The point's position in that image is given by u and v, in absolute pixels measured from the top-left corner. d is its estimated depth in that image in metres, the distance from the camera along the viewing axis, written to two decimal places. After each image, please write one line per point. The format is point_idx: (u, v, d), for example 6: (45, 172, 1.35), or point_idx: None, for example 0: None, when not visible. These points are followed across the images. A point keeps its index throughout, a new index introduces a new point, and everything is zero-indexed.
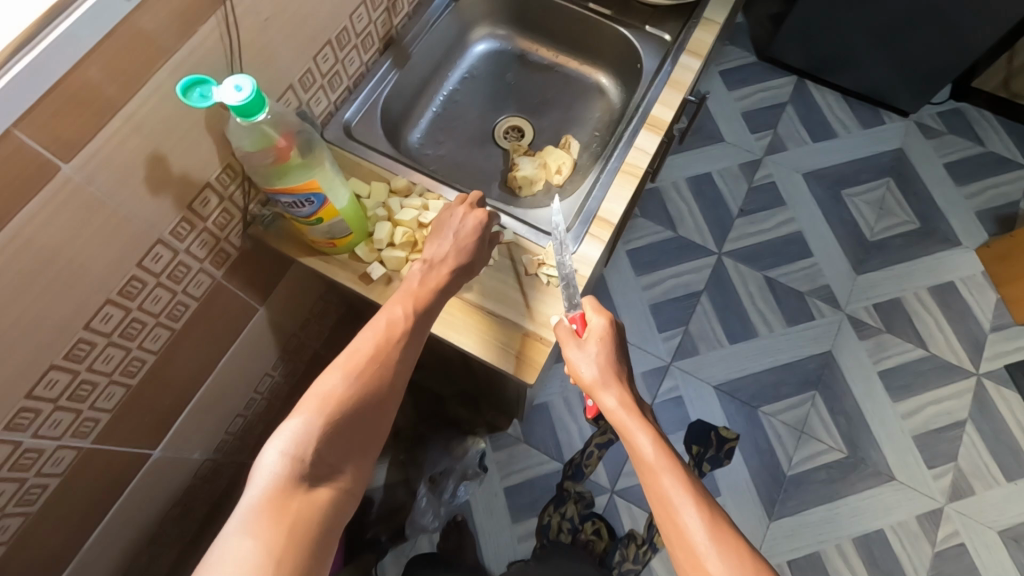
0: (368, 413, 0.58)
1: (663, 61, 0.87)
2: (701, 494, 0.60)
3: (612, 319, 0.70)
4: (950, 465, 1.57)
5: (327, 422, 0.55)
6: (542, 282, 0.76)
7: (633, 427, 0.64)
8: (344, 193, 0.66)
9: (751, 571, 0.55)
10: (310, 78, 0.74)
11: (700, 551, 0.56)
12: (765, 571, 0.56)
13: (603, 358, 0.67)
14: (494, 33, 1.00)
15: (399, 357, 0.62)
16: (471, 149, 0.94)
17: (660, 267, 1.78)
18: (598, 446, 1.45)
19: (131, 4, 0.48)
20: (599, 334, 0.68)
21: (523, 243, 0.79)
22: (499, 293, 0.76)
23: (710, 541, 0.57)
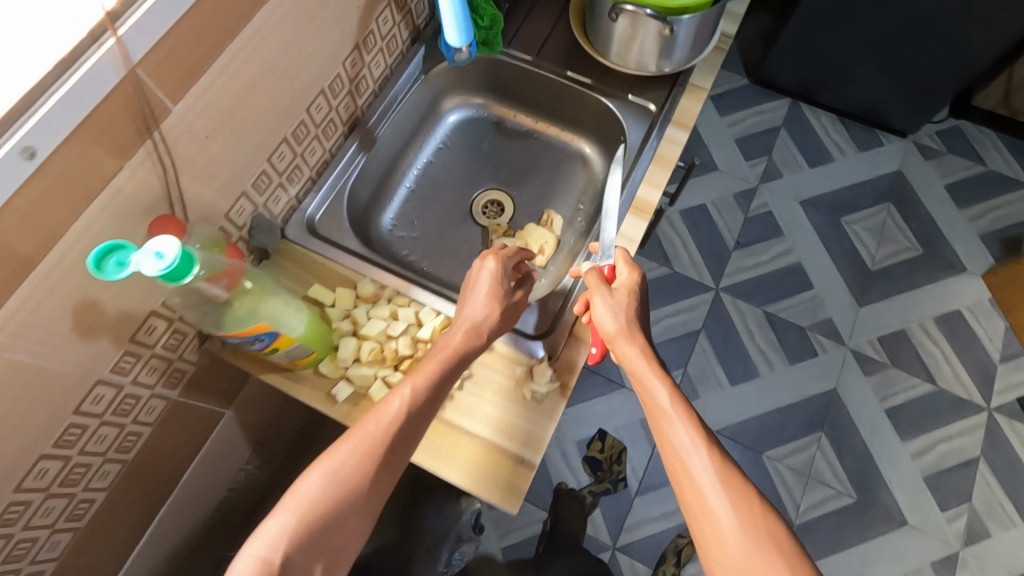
0: (357, 498, 0.56)
1: (648, 133, 0.81)
2: (713, 441, 0.64)
3: (641, 276, 0.73)
4: (964, 507, 1.51)
5: (312, 508, 0.54)
6: (527, 397, 0.72)
7: (652, 378, 0.68)
8: (301, 318, 0.61)
9: (758, 515, 0.57)
10: (265, 179, 0.69)
11: (710, 496, 0.59)
12: (772, 515, 0.58)
13: (622, 311, 0.70)
14: (467, 101, 0.94)
15: (407, 431, 0.60)
16: (447, 228, 0.88)
17: (655, 306, 1.72)
18: (594, 493, 1.50)
19: (37, 162, 0.42)
20: (627, 288, 0.71)
21: (508, 353, 0.74)
22: (474, 406, 0.71)
23: (719, 487, 0.59)
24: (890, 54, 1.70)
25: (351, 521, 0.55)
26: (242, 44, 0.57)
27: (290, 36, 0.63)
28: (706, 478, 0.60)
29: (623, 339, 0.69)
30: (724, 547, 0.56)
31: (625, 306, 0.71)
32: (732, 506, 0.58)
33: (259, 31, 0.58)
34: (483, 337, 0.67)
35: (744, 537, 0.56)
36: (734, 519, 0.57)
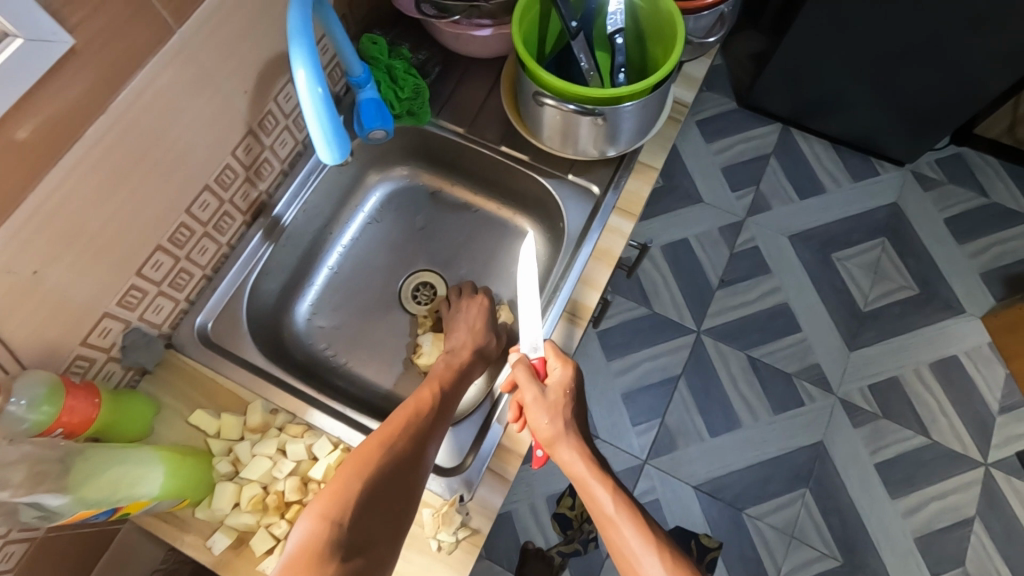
0: (397, 476, 0.62)
1: (590, 220, 0.76)
2: (663, 541, 0.62)
3: (574, 369, 0.70)
4: (957, 571, 1.43)
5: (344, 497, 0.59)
6: (436, 548, 0.68)
7: (595, 480, 0.66)
8: (160, 476, 0.62)
9: None
10: (137, 294, 0.68)
11: None
12: None
13: (559, 407, 0.68)
14: (394, 173, 0.91)
15: (431, 426, 0.68)
16: (376, 314, 0.85)
17: (633, 350, 1.63)
18: (562, 553, 1.43)
19: None
20: (559, 387, 0.68)
21: (423, 494, 0.71)
22: (396, 572, 0.67)
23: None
24: (887, 79, 1.58)
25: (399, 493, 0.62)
26: (72, 166, 0.55)
27: (141, 147, 0.62)
28: None
29: (564, 439, 0.67)
30: None
31: (560, 402, 0.68)
32: None
33: (99, 141, 0.57)
34: (478, 355, 0.77)
35: None
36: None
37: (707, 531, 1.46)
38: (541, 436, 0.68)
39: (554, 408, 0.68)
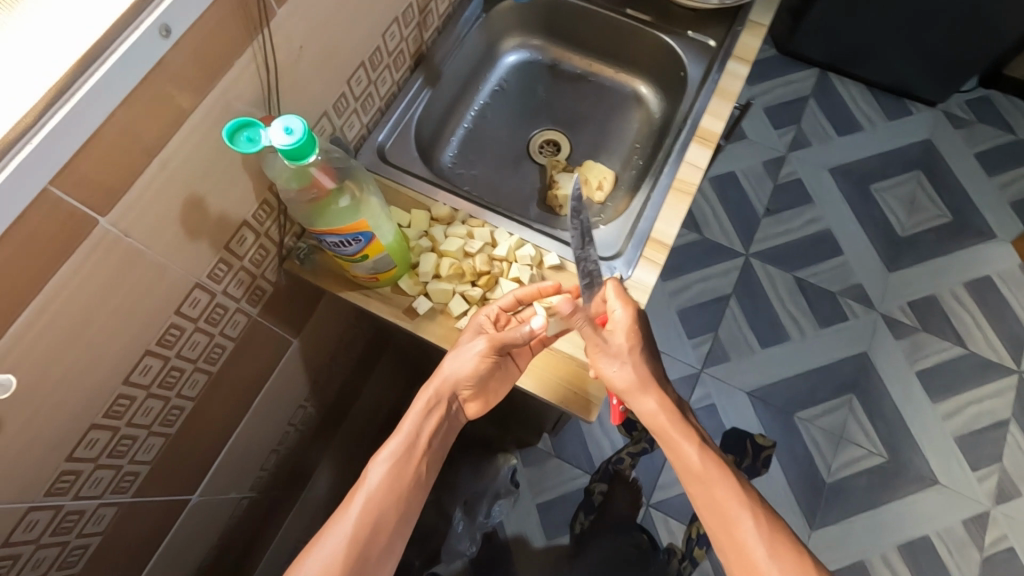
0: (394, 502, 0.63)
1: (709, 69, 0.83)
2: (753, 499, 0.65)
3: (635, 311, 0.66)
4: (994, 467, 1.52)
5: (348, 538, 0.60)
6: None
7: (678, 434, 0.67)
8: (389, 227, 0.62)
9: (805, 573, 0.60)
10: (344, 103, 0.70)
11: (761, 562, 0.61)
12: (818, 572, 0.61)
13: (631, 357, 0.65)
14: (525, 43, 0.96)
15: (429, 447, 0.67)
16: (505, 169, 0.90)
17: (686, 273, 1.72)
18: (632, 455, 1.39)
19: (169, 42, 0.44)
20: (622, 330, 0.64)
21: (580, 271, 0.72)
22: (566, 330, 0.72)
23: (770, 548, 0.61)
24: (920, 23, 1.68)
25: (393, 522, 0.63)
26: None
27: None
28: (757, 546, 0.62)
29: (643, 392, 0.66)
30: None
31: (631, 350, 0.65)
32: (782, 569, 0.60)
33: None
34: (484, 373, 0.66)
35: None
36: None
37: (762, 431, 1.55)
38: (617, 388, 0.66)
39: (632, 358, 0.66)
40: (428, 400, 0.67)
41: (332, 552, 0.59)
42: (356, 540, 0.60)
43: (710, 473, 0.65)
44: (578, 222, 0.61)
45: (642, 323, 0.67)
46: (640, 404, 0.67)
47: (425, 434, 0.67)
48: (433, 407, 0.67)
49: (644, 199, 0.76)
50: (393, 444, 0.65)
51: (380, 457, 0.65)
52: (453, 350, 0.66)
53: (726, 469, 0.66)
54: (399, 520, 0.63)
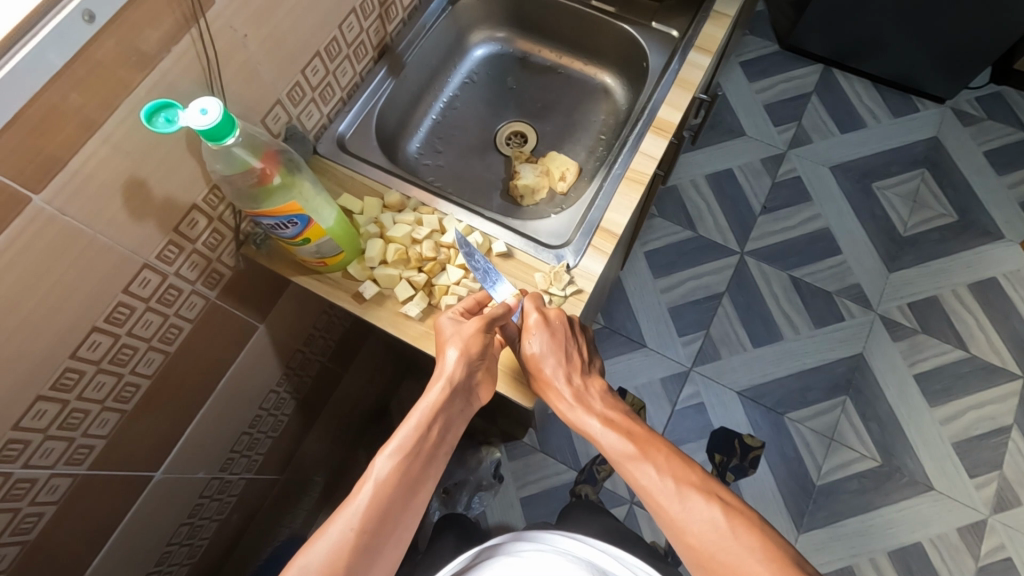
0: (403, 495, 0.59)
1: (670, 58, 0.85)
2: (663, 454, 0.65)
3: (551, 315, 0.68)
4: (994, 474, 1.43)
5: (359, 530, 0.55)
6: (549, 302, 0.72)
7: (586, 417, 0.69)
8: (330, 212, 0.66)
9: (715, 510, 0.60)
10: (300, 92, 0.74)
11: (673, 509, 0.62)
12: (731, 509, 0.61)
13: (548, 348, 0.67)
14: (493, 36, 1.01)
15: (440, 438, 0.63)
16: (472, 158, 0.94)
17: (679, 269, 1.66)
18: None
19: (93, 27, 0.48)
20: (537, 325, 0.67)
21: (521, 258, 0.74)
22: None
23: (674, 493, 0.62)
24: (925, 19, 1.60)
25: (401, 514, 0.58)
26: None
27: None
28: (666, 494, 0.62)
29: (558, 381, 0.68)
30: (699, 550, 0.60)
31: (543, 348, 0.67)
32: (694, 512, 0.61)
33: None
34: (472, 366, 0.65)
35: (713, 535, 0.59)
36: (697, 524, 0.60)
37: (750, 431, 1.49)
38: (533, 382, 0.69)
39: (551, 353, 0.67)
40: (441, 392, 0.63)
41: (339, 541, 0.55)
42: (362, 533, 0.55)
43: (615, 439, 0.67)
44: (476, 260, 0.71)
45: (560, 323, 0.69)
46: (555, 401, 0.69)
47: (435, 424, 0.63)
48: (446, 398, 0.63)
49: (597, 189, 0.77)
50: (403, 433, 0.61)
51: (387, 448, 0.60)
52: (450, 332, 0.66)
53: (631, 433, 0.68)
54: (406, 509, 0.59)
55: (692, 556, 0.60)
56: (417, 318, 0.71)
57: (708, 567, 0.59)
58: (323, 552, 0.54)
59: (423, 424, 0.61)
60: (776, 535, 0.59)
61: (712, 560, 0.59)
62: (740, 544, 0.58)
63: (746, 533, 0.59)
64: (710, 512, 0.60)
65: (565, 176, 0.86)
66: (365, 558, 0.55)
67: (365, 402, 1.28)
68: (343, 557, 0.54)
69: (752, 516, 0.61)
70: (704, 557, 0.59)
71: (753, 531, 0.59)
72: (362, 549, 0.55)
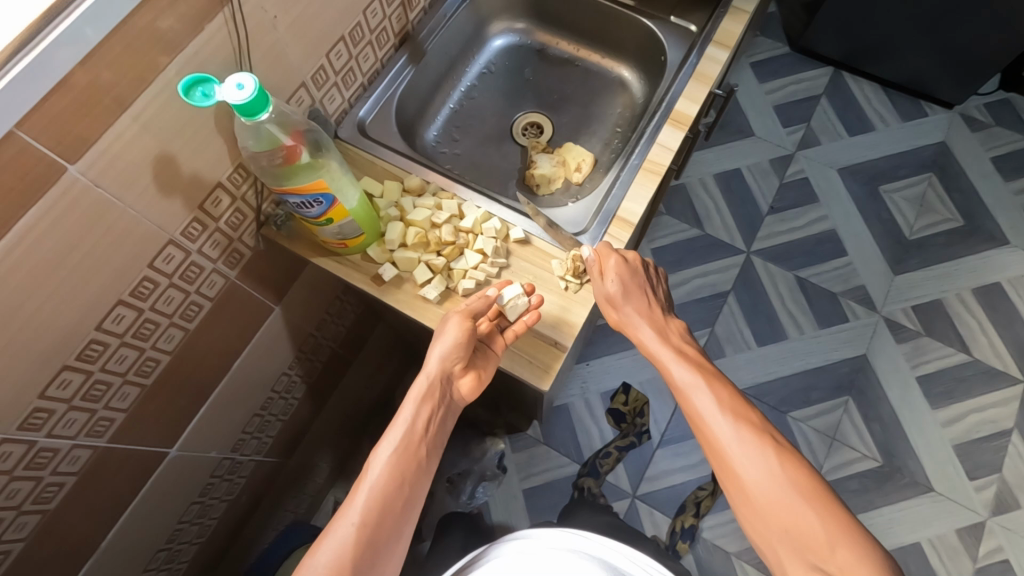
0: (399, 492, 0.61)
1: (689, 53, 0.86)
2: (732, 398, 0.66)
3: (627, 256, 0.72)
4: (994, 477, 1.44)
5: (360, 529, 0.58)
6: (564, 288, 0.73)
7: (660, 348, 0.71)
8: (354, 193, 0.67)
9: (776, 458, 0.61)
10: (323, 75, 0.75)
11: (733, 451, 0.62)
12: (790, 459, 0.61)
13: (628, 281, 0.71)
14: (511, 28, 1.02)
15: (432, 437, 0.66)
16: (488, 147, 0.95)
17: (685, 267, 1.67)
18: (619, 449, 1.41)
19: (132, 2, 0.49)
20: (614, 268, 0.70)
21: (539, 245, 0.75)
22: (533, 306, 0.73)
23: (733, 431, 0.63)
24: (937, 25, 1.61)
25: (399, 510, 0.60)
26: None
27: None
28: (727, 435, 0.63)
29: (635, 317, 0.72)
30: (751, 491, 0.60)
31: (625, 282, 0.71)
32: (753, 454, 0.61)
33: None
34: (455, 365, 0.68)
35: (770, 480, 0.60)
36: (751, 456, 0.61)
37: None
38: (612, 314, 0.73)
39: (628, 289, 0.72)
40: (423, 388, 0.67)
41: (344, 540, 0.57)
42: (363, 530, 0.58)
43: (683, 369, 0.69)
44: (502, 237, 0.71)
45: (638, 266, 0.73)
46: (634, 329, 0.72)
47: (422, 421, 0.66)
48: (428, 394, 0.66)
49: (615, 179, 0.78)
50: (391, 435, 0.64)
51: (379, 450, 0.63)
52: (437, 332, 0.69)
53: (701, 367, 0.69)
54: (407, 506, 0.61)
55: (737, 489, 0.62)
56: (435, 302, 0.72)
57: (752, 502, 0.60)
58: (328, 551, 0.56)
59: (412, 422, 0.65)
60: (828, 487, 0.60)
61: (760, 494, 0.60)
62: (795, 497, 0.58)
63: (799, 476, 0.60)
64: (768, 461, 0.61)
65: (582, 166, 0.87)
66: (370, 554, 0.57)
67: (373, 391, 1.30)
68: (349, 553, 0.56)
69: (812, 472, 0.61)
70: (750, 491, 0.60)
71: (805, 477, 0.60)
72: (364, 543, 0.57)
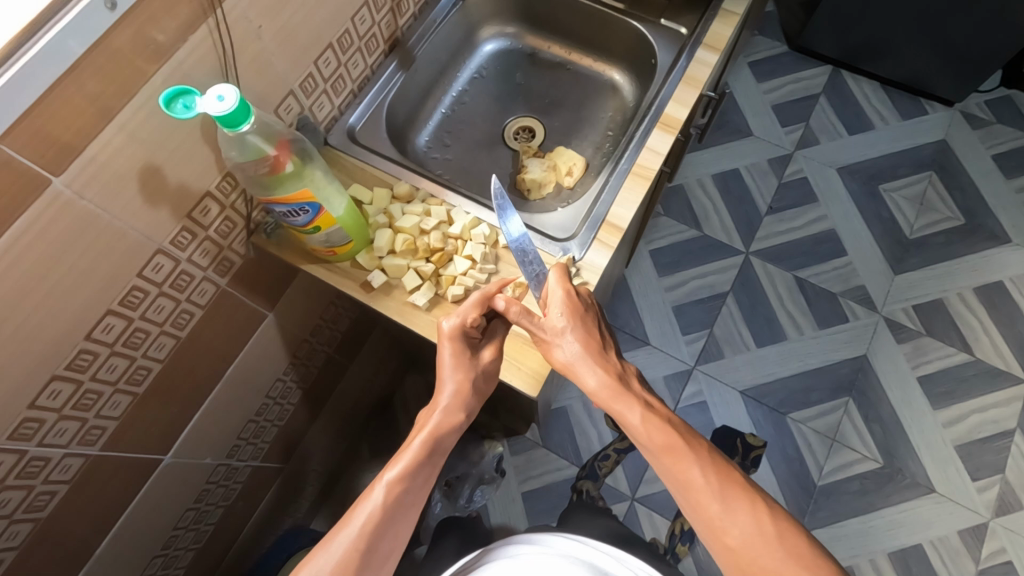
0: (402, 517, 0.61)
1: (679, 55, 0.86)
2: (707, 454, 0.65)
3: (574, 291, 0.69)
4: (996, 478, 1.43)
5: (357, 550, 0.58)
6: None
7: (622, 405, 0.67)
8: (341, 201, 0.67)
9: (762, 515, 0.62)
10: (312, 83, 0.75)
11: (719, 514, 0.62)
12: (775, 513, 0.62)
13: (574, 327, 0.68)
14: (502, 32, 1.02)
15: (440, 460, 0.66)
16: (480, 152, 0.95)
17: (683, 268, 1.67)
18: (617, 450, 1.35)
19: (115, 14, 0.49)
20: (562, 306, 0.68)
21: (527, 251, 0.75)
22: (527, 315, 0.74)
23: (717, 492, 0.63)
24: (935, 22, 1.60)
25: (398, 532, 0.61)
26: None
27: None
28: (713, 498, 0.62)
29: (584, 364, 0.68)
30: (740, 552, 0.61)
31: (573, 329, 0.68)
32: (739, 515, 0.61)
33: None
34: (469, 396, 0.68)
35: (758, 540, 0.60)
36: (739, 524, 0.61)
37: (752, 431, 1.49)
38: (559, 362, 0.69)
39: (576, 333, 0.68)
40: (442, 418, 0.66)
41: (338, 560, 0.57)
42: (362, 554, 0.58)
43: (655, 430, 0.66)
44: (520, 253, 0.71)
45: (582, 302, 0.70)
46: (582, 380, 0.68)
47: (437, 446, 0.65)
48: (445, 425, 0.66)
49: (604, 183, 0.78)
50: (406, 458, 0.63)
51: (391, 471, 0.62)
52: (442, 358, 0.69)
53: (670, 424, 0.67)
54: (405, 526, 0.62)
55: (728, 556, 0.62)
56: (425, 308, 0.73)
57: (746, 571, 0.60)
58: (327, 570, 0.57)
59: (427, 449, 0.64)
60: (815, 542, 0.61)
61: (753, 562, 0.60)
62: (783, 556, 0.59)
63: (790, 541, 0.60)
64: (754, 519, 0.61)
65: (573, 171, 0.87)
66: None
67: (370, 396, 1.30)
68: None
69: (791, 520, 0.63)
70: (744, 559, 0.60)
71: (796, 538, 0.61)
72: (359, 568, 0.58)
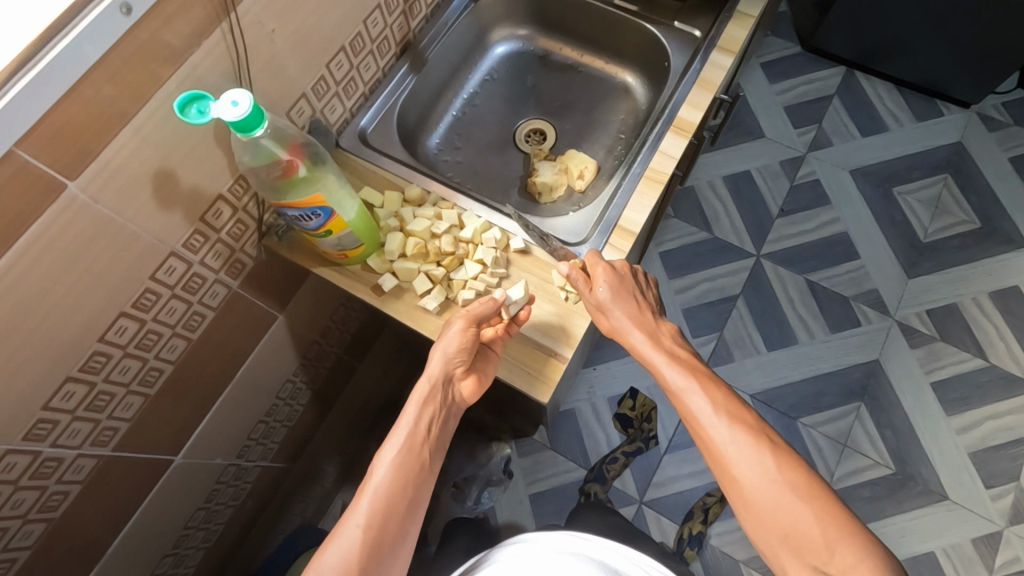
0: (406, 493, 0.62)
1: (692, 58, 0.85)
2: (727, 399, 0.66)
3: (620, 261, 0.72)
4: (1011, 485, 1.41)
5: (367, 530, 0.59)
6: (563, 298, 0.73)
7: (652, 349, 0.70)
8: (352, 205, 0.67)
9: (774, 456, 0.62)
10: (324, 86, 0.75)
11: (732, 452, 0.63)
12: (790, 457, 0.62)
13: (625, 283, 0.71)
14: (514, 34, 1.02)
15: (438, 435, 0.67)
16: (491, 155, 0.95)
17: (693, 270, 1.66)
18: (625, 454, 1.37)
19: (130, 19, 0.49)
20: (608, 270, 0.70)
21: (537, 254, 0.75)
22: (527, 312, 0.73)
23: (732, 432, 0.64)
24: (948, 24, 1.58)
25: (405, 509, 0.62)
26: None
27: None
28: (728, 437, 0.63)
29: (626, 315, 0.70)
30: (747, 490, 0.61)
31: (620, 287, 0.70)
32: (752, 453, 0.62)
33: None
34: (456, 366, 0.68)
35: (767, 480, 0.60)
36: (750, 463, 0.62)
37: None
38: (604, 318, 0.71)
39: (623, 300, 0.70)
40: (424, 390, 0.67)
41: (351, 542, 0.58)
42: (370, 532, 0.59)
43: (678, 372, 0.68)
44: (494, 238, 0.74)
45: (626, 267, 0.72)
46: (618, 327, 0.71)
47: (424, 417, 0.66)
48: (429, 395, 0.67)
49: (616, 187, 0.78)
50: (397, 434, 0.65)
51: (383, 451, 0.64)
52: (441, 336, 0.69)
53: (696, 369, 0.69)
54: (411, 509, 0.63)
55: (738, 493, 0.62)
56: (435, 312, 0.73)
57: (751, 507, 0.61)
58: (338, 554, 0.58)
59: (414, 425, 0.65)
60: (830, 491, 0.60)
61: (758, 499, 0.60)
62: (791, 496, 0.59)
63: (801, 484, 0.60)
64: (765, 461, 0.61)
65: (584, 175, 0.86)
66: (377, 555, 0.59)
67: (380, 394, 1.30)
68: (357, 555, 0.58)
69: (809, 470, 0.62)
70: (751, 498, 0.61)
71: (808, 482, 0.60)
72: (371, 549, 0.59)
